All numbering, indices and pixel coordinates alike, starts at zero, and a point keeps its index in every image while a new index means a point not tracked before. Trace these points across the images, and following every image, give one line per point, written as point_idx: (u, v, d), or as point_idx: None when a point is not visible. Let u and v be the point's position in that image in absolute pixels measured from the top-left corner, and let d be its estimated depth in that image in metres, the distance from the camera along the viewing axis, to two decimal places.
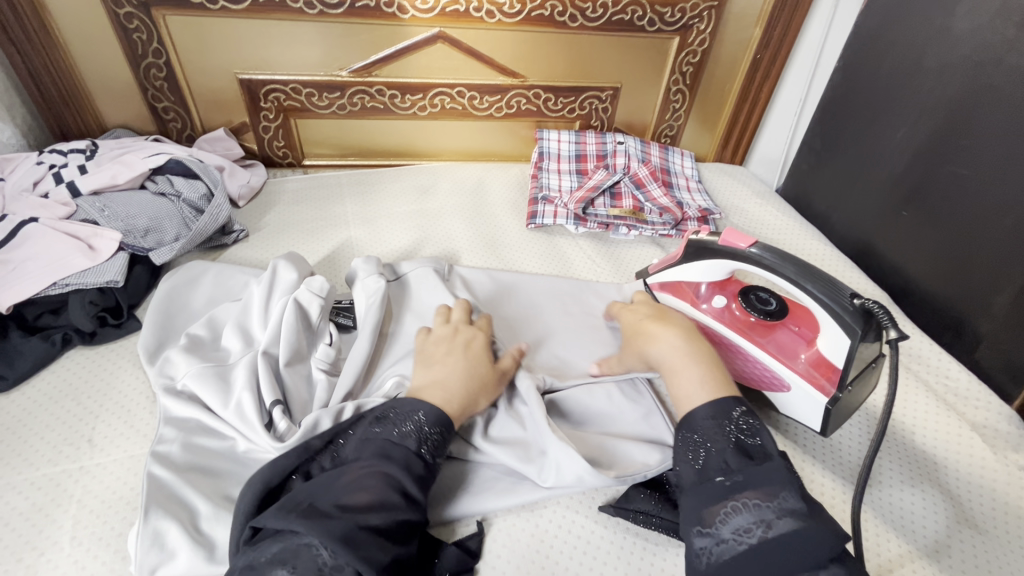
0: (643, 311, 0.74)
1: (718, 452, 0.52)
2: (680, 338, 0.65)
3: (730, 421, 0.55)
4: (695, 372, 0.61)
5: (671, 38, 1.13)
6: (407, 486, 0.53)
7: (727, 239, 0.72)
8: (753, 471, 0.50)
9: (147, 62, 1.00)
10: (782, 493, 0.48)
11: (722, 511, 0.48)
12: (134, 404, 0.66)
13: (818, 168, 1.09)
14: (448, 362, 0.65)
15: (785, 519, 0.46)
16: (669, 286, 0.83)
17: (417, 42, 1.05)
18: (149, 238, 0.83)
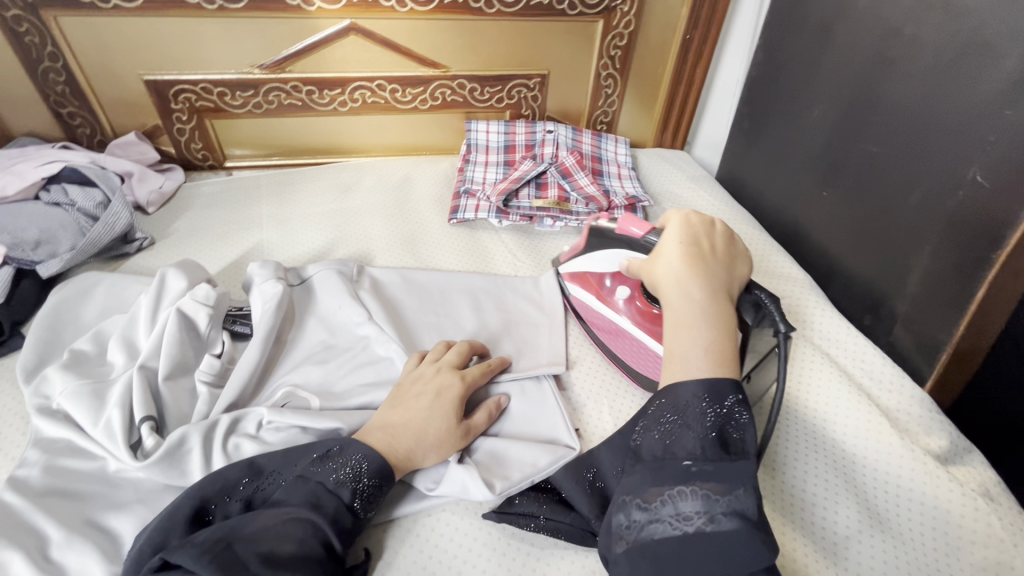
0: (688, 240, 0.63)
1: (696, 436, 0.49)
2: (701, 292, 0.57)
3: (721, 405, 0.50)
4: (700, 335, 0.54)
5: (595, 21, 1.09)
6: (331, 540, 0.50)
7: (622, 226, 0.72)
8: (724, 467, 0.47)
9: (44, 66, 0.97)
10: (738, 491, 0.46)
11: (667, 494, 0.47)
12: (7, 427, 0.64)
13: (747, 149, 1.07)
14: (411, 405, 0.61)
15: (731, 517, 0.44)
16: (577, 276, 0.82)
17: (328, 35, 1.01)
18: (40, 251, 0.80)
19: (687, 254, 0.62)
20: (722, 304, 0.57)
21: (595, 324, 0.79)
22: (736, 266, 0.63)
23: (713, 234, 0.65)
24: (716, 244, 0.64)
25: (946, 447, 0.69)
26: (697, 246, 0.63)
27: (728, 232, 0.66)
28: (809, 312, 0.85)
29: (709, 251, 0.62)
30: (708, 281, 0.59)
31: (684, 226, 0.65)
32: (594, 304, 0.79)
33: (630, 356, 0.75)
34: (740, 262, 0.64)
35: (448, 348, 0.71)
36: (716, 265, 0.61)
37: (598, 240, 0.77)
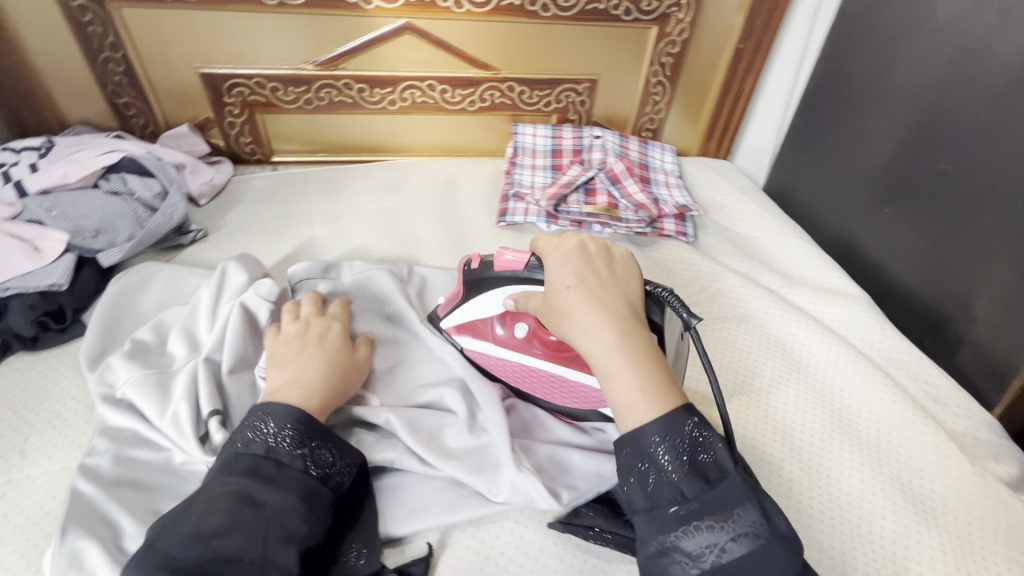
0: (580, 276, 0.57)
1: (672, 475, 0.48)
2: (610, 334, 0.52)
3: (681, 436, 0.49)
4: (626, 379, 0.51)
5: (648, 28, 1.08)
6: (258, 491, 0.50)
7: (502, 264, 0.65)
8: (709, 496, 0.47)
9: (104, 56, 0.98)
10: (735, 512, 0.47)
11: (672, 541, 0.46)
12: (72, 414, 0.64)
13: (800, 161, 1.05)
14: (302, 360, 0.62)
15: (740, 540, 0.45)
16: (465, 327, 0.72)
17: (384, 34, 1.01)
18: (100, 239, 0.80)
19: (579, 296, 0.55)
20: (631, 337, 0.53)
21: (503, 373, 0.71)
22: (624, 280, 0.58)
23: (590, 253, 0.59)
24: (603, 271, 0.58)
25: (1015, 474, 0.68)
26: (586, 282, 0.56)
27: (607, 250, 0.60)
28: (869, 329, 0.84)
29: (603, 280, 0.57)
30: (610, 321, 0.53)
31: (570, 257, 0.59)
32: (496, 352, 0.70)
33: (548, 391, 0.69)
34: (628, 278, 0.58)
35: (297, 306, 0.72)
36: (609, 290, 0.56)
37: (475, 283, 0.68)
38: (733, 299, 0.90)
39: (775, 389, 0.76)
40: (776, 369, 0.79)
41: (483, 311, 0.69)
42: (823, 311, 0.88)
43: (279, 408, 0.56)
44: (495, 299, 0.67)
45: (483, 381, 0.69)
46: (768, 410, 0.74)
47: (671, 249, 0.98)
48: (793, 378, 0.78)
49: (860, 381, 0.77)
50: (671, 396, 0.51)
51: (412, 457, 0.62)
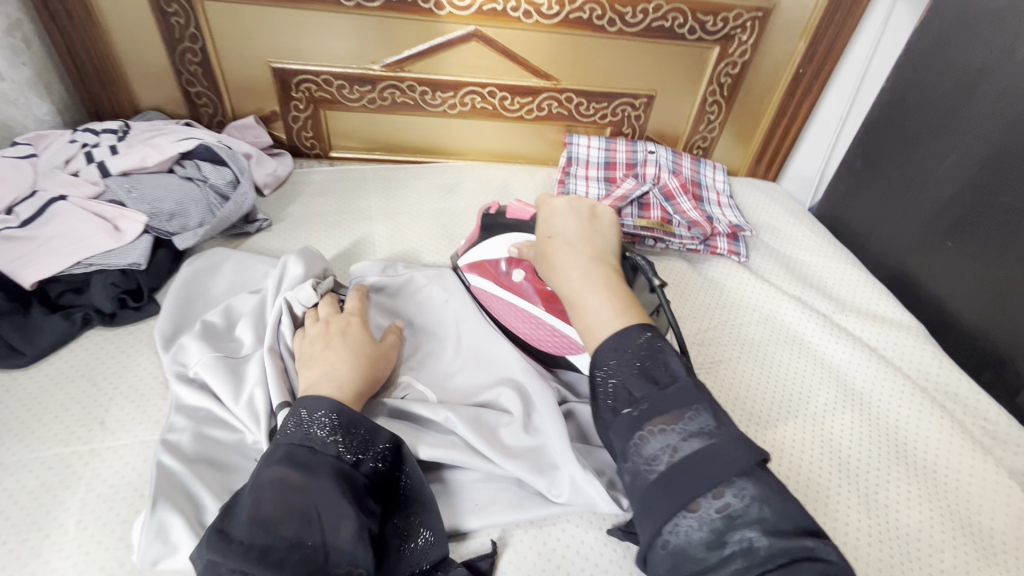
0: (562, 227, 0.66)
1: (623, 383, 0.53)
2: (580, 268, 0.61)
3: (633, 349, 0.54)
4: (592, 302, 0.58)
5: (711, 48, 1.09)
6: (304, 480, 0.50)
7: (514, 213, 0.78)
8: (657, 400, 0.51)
9: (182, 46, 1.01)
10: (687, 413, 0.49)
11: (633, 446, 0.49)
12: (147, 389, 0.66)
13: (859, 188, 1.06)
14: (332, 360, 0.62)
15: (689, 440, 0.48)
16: (474, 266, 0.80)
17: (452, 40, 1.03)
18: (174, 222, 0.83)
19: (558, 242, 0.64)
20: (597, 271, 0.61)
21: (495, 311, 0.78)
22: (602, 233, 0.66)
23: (579, 209, 0.68)
24: (582, 222, 0.67)
25: None
26: (566, 231, 0.65)
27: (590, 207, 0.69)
28: (926, 363, 0.84)
29: (581, 230, 0.66)
30: (580, 260, 0.62)
31: (558, 210, 0.68)
32: (493, 291, 0.77)
33: (531, 334, 0.75)
34: (606, 231, 0.67)
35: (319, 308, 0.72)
36: (585, 237, 0.65)
37: (494, 228, 0.79)
38: (785, 321, 0.90)
39: (830, 415, 0.76)
40: (830, 395, 0.79)
41: (493, 252, 0.78)
42: (877, 342, 0.88)
43: (338, 403, 0.57)
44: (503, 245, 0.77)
45: (540, 382, 0.69)
46: (824, 435, 0.73)
47: (723, 268, 0.99)
48: (847, 405, 0.78)
49: (919, 416, 0.77)
50: (631, 316, 0.57)
51: (474, 457, 0.63)
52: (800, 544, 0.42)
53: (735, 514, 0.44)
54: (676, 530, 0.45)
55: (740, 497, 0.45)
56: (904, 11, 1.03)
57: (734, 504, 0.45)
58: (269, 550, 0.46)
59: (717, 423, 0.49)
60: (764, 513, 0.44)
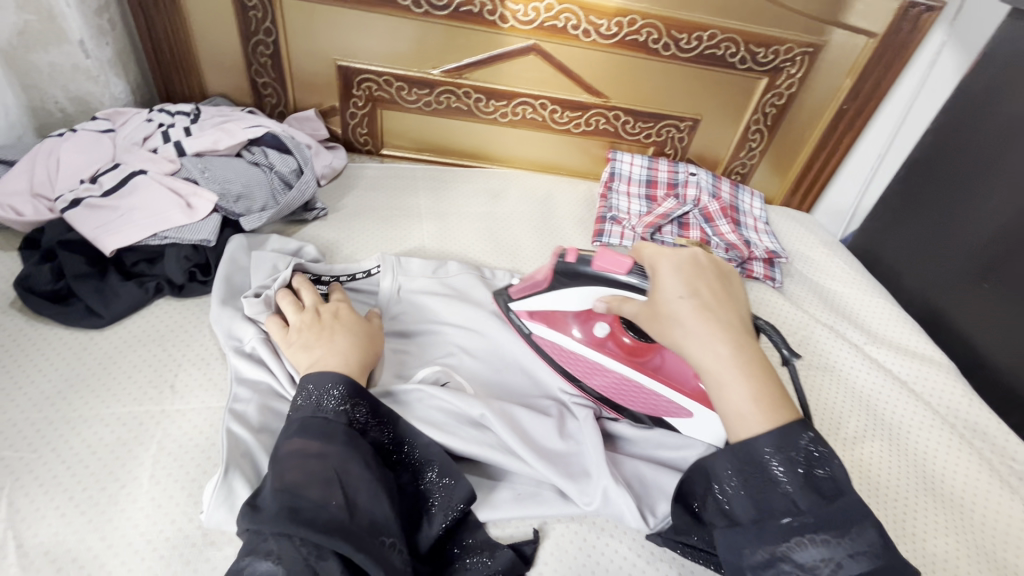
0: (692, 285, 0.56)
1: (783, 485, 0.49)
2: (725, 345, 0.52)
3: (796, 450, 0.49)
4: (741, 388, 0.51)
5: (760, 79, 1.12)
6: (330, 447, 0.53)
7: (599, 264, 0.67)
8: (823, 512, 0.48)
9: (256, 38, 1.06)
10: (852, 531, 0.48)
11: (782, 551, 0.48)
12: (212, 358, 0.70)
13: (895, 225, 1.09)
14: (328, 341, 0.64)
15: (855, 558, 0.47)
16: (541, 316, 0.75)
17: (511, 51, 1.07)
18: (240, 204, 0.86)
19: (692, 305, 0.55)
20: (741, 348, 0.53)
21: (573, 368, 0.74)
22: (733, 296, 0.58)
23: (702, 262, 0.59)
24: (711, 280, 0.57)
25: None
26: (699, 291, 0.56)
27: (714, 260, 0.60)
28: (955, 401, 0.87)
29: (715, 290, 0.57)
30: (721, 330, 0.53)
31: (675, 265, 0.58)
32: (568, 345, 0.74)
33: (615, 394, 0.72)
34: (735, 290, 0.59)
35: (296, 292, 0.74)
36: (721, 302, 0.56)
37: (564, 276, 0.70)
38: (818, 347, 0.92)
39: (860, 442, 0.79)
40: (860, 423, 0.81)
41: (565, 304, 0.72)
42: (906, 376, 0.90)
43: (343, 374, 0.59)
44: (580, 296, 0.70)
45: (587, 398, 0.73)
46: (853, 460, 0.76)
47: (759, 292, 1.01)
48: (877, 434, 0.80)
49: (946, 450, 0.79)
50: (784, 412, 0.51)
51: (509, 457, 0.64)
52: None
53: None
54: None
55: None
56: (950, 58, 1.08)
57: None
58: (299, 510, 0.47)
59: (878, 540, 0.48)
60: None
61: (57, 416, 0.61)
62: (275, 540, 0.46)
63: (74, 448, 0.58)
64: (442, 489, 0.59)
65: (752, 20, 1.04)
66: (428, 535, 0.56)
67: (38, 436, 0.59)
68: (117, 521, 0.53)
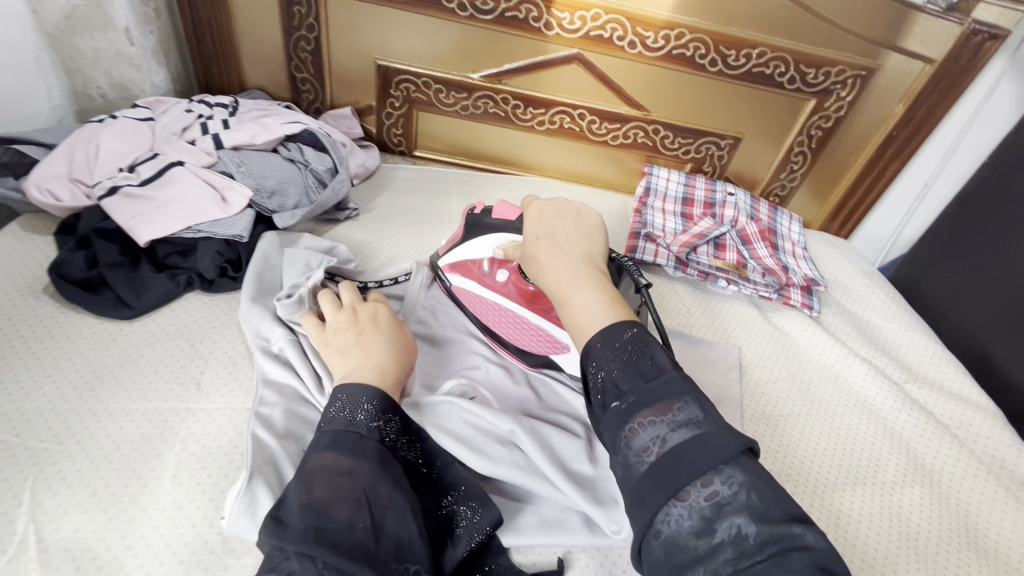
0: (548, 227, 0.64)
1: (611, 375, 0.50)
2: (568, 268, 0.59)
3: (619, 342, 0.51)
4: (583, 297, 0.56)
5: (807, 100, 1.09)
6: (361, 465, 0.50)
7: (499, 211, 0.76)
8: (646, 391, 0.48)
9: (299, 34, 1.06)
10: (677, 405, 0.47)
11: (623, 439, 0.47)
12: (239, 357, 0.69)
13: (942, 259, 1.05)
14: (370, 350, 0.62)
15: (679, 431, 0.45)
16: (457, 265, 0.80)
17: (553, 60, 1.06)
18: (273, 201, 0.86)
19: (545, 242, 0.62)
20: (586, 270, 0.59)
21: (482, 312, 0.79)
22: (595, 238, 0.65)
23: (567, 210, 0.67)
24: (570, 223, 0.65)
25: None
26: (553, 231, 0.64)
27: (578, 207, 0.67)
28: (1001, 450, 0.83)
29: (568, 230, 0.64)
30: (568, 260, 0.60)
31: (542, 210, 0.66)
32: (477, 290, 0.79)
33: (515, 334, 0.76)
34: (596, 234, 0.65)
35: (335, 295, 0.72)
36: (575, 238, 0.63)
37: (474, 226, 0.78)
38: (856, 383, 0.89)
39: (899, 487, 0.75)
40: (900, 468, 0.77)
41: (473, 251, 0.77)
42: (948, 421, 0.87)
43: (379, 388, 0.58)
44: (485, 243, 0.76)
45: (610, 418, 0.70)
46: (892, 507, 0.72)
47: (793, 320, 0.99)
48: (917, 479, 0.77)
49: (991, 502, 0.76)
50: (621, 313, 0.55)
51: (535, 479, 0.62)
52: (789, 532, 0.40)
53: (725, 503, 0.42)
54: (667, 521, 0.43)
55: (732, 486, 0.42)
56: (1009, 89, 1.03)
57: (724, 494, 0.42)
58: (325, 530, 0.44)
59: (706, 414, 0.46)
60: (753, 500, 0.41)
61: (84, 407, 0.60)
62: (297, 559, 0.43)
63: (99, 442, 0.57)
64: (469, 511, 0.57)
65: (805, 40, 1.01)
66: (453, 555, 0.55)
67: (62, 427, 0.58)
68: (138, 522, 0.52)
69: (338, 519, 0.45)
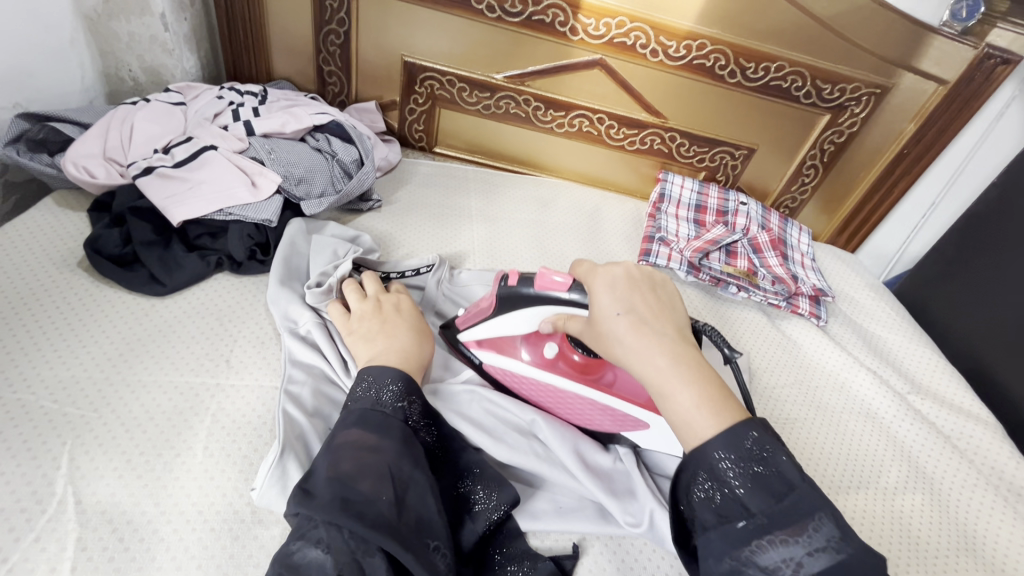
0: (627, 299, 0.55)
1: (733, 489, 0.46)
2: (662, 356, 0.51)
3: (742, 451, 0.47)
4: (684, 393, 0.49)
5: (822, 115, 1.11)
6: (385, 442, 0.52)
7: (541, 284, 0.65)
8: (777, 510, 0.45)
9: (329, 28, 1.08)
10: (812, 528, 0.44)
11: (747, 555, 0.44)
12: (267, 338, 0.71)
13: (947, 276, 1.07)
14: (389, 337, 0.64)
15: (818, 555, 0.43)
16: (487, 342, 0.74)
17: (576, 64, 1.08)
18: (301, 187, 0.87)
19: (628, 319, 0.53)
20: (682, 356, 0.52)
21: (529, 392, 0.72)
22: (672, 307, 0.57)
23: (635, 273, 0.58)
24: (645, 291, 0.57)
25: None
26: (632, 302, 0.55)
27: (646, 270, 0.59)
28: (1000, 461, 0.85)
29: (649, 302, 0.56)
30: (662, 341, 0.52)
31: (609, 278, 0.58)
32: (519, 369, 0.72)
33: (576, 417, 0.70)
34: (671, 298, 0.58)
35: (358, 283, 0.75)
36: (656, 310, 0.55)
37: (507, 299, 0.68)
38: (861, 392, 0.91)
39: (900, 492, 0.77)
40: (902, 474, 0.80)
41: (511, 328, 0.70)
42: (949, 431, 0.89)
43: (401, 371, 0.59)
44: (524, 318, 0.68)
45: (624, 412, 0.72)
46: (894, 511, 0.74)
47: (801, 328, 1.01)
48: (918, 486, 0.79)
49: (989, 510, 0.78)
50: (729, 408, 0.49)
51: (552, 468, 0.64)
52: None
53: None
54: None
55: None
56: (1018, 112, 1.06)
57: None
58: (350, 501, 0.46)
59: (844, 535, 0.44)
60: None
61: (118, 377, 0.62)
62: (325, 528, 0.45)
63: (133, 411, 0.59)
64: (487, 492, 0.59)
65: (822, 56, 1.03)
66: (471, 534, 0.56)
67: (98, 395, 0.60)
68: (172, 488, 0.54)
69: (362, 492, 0.47)
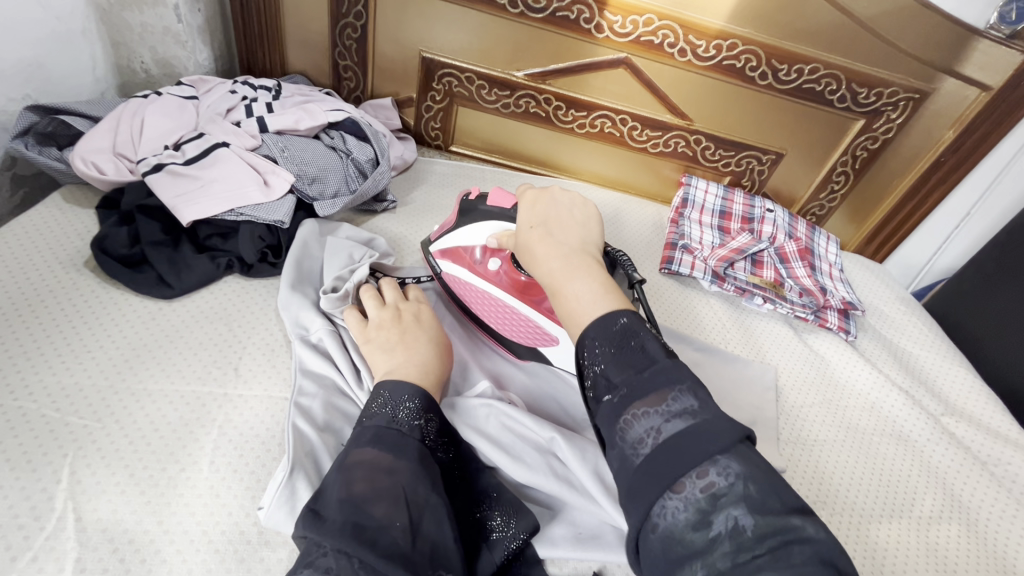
0: (540, 215, 0.60)
1: (604, 368, 0.47)
2: (557, 258, 0.55)
3: (612, 332, 0.48)
4: (578, 287, 0.52)
5: (856, 120, 1.07)
6: (399, 462, 0.49)
7: (494, 199, 0.69)
8: (638, 382, 0.45)
9: (346, 21, 1.04)
10: (672, 395, 0.44)
11: (618, 428, 0.44)
12: (277, 345, 0.68)
13: (983, 291, 1.02)
14: (406, 350, 0.61)
15: (673, 421, 0.42)
16: (448, 251, 0.76)
17: (601, 62, 1.04)
18: (314, 187, 0.85)
19: (535, 231, 0.58)
20: (580, 259, 0.55)
21: (473, 299, 0.76)
22: (586, 226, 0.61)
23: (555, 195, 0.63)
24: (561, 210, 0.61)
25: None
26: (545, 218, 0.60)
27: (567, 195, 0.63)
28: None
29: (560, 219, 0.60)
30: (562, 249, 0.56)
31: (530, 199, 0.62)
32: (468, 278, 0.75)
33: (509, 327, 0.74)
34: (587, 220, 0.62)
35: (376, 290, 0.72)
36: (567, 227, 0.59)
37: (466, 213, 0.73)
38: (892, 413, 0.87)
39: (934, 522, 0.73)
40: (936, 504, 0.76)
41: (466, 238, 0.73)
42: (986, 458, 0.85)
43: (417, 386, 0.57)
44: (478, 234, 0.71)
45: None
46: (928, 544, 0.71)
47: (828, 343, 0.97)
48: (952, 515, 0.75)
49: None
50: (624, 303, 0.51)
51: (570, 491, 0.61)
52: (788, 524, 0.37)
53: (721, 493, 0.39)
54: (663, 514, 0.40)
55: None
56: None
57: (720, 484, 0.39)
58: (363, 528, 0.43)
59: (702, 403, 0.43)
60: (750, 491, 0.38)
61: (122, 386, 0.60)
62: (334, 556, 0.41)
63: (137, 423, 0.57)
64: (507, 518, 0.56)
65: (858, 59, 0.99)
66: (489, 561, 0.53)
67: (102, 405, 0.57)
68: (175, 505, 0.52)
69: (376, 517, 0.44)
